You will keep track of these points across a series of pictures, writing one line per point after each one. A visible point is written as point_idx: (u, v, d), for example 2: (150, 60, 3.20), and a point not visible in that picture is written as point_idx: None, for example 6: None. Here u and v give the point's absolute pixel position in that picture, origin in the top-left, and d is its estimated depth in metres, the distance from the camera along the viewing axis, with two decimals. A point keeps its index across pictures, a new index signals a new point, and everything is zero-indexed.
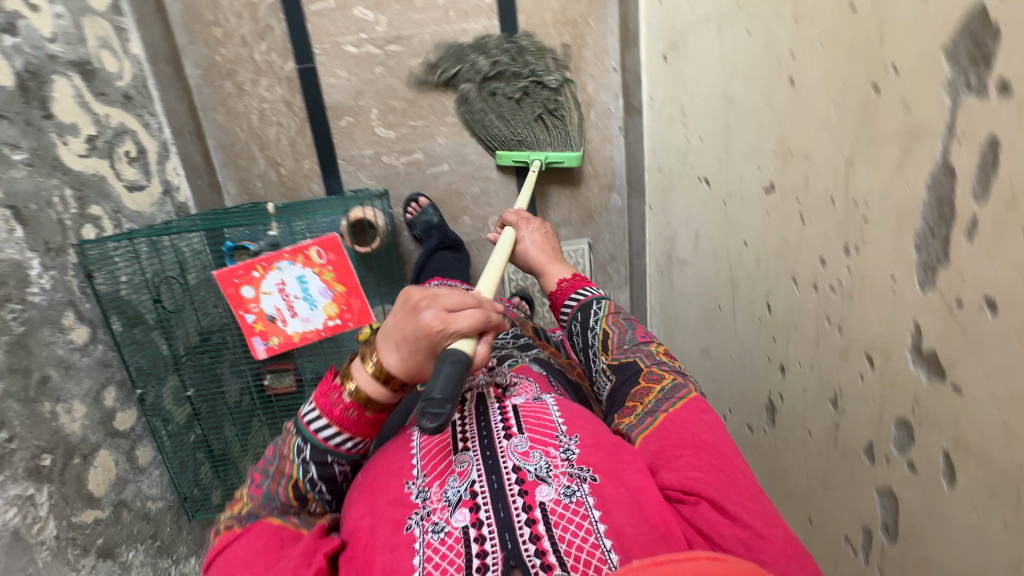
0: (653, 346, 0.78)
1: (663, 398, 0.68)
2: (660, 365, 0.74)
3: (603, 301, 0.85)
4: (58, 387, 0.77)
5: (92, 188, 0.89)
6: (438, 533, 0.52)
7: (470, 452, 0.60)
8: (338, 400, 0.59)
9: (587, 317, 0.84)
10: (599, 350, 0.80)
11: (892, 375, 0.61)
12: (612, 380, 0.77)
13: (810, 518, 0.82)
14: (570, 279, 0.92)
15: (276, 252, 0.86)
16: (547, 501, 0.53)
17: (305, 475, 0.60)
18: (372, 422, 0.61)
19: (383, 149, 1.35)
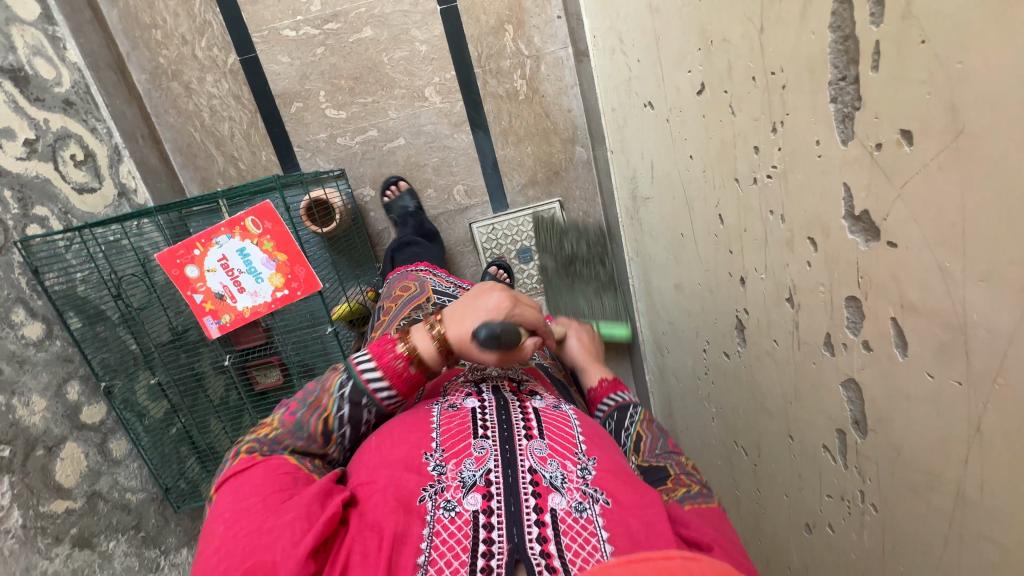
0: (687, 458, 0.69)
1: (689, 496, 0.61)
2: (689, 475, 0.65)
3: (641, 407, 0.78)
4: (12, 381, 0.79)
5: (35, 189, 0.91)
6: (449, 511, 0.53)
7: (489, 440, 0.62)
8: (393, 355, 0.63)
9: (624, 417, 0.77)
10: (630, 452, 0.72)
11: (833, 251, 0.56)
12: (636, 478, 0.69)
13: (790, 435, 0.76)
14: (609, 382, 0.86)
15: (213, 227, 0.86)
16: (558, 509, 0.53)
17: (340, 412, 0.62)
18: (412, 381, 0.64)
19: (336, 130, 1.34)
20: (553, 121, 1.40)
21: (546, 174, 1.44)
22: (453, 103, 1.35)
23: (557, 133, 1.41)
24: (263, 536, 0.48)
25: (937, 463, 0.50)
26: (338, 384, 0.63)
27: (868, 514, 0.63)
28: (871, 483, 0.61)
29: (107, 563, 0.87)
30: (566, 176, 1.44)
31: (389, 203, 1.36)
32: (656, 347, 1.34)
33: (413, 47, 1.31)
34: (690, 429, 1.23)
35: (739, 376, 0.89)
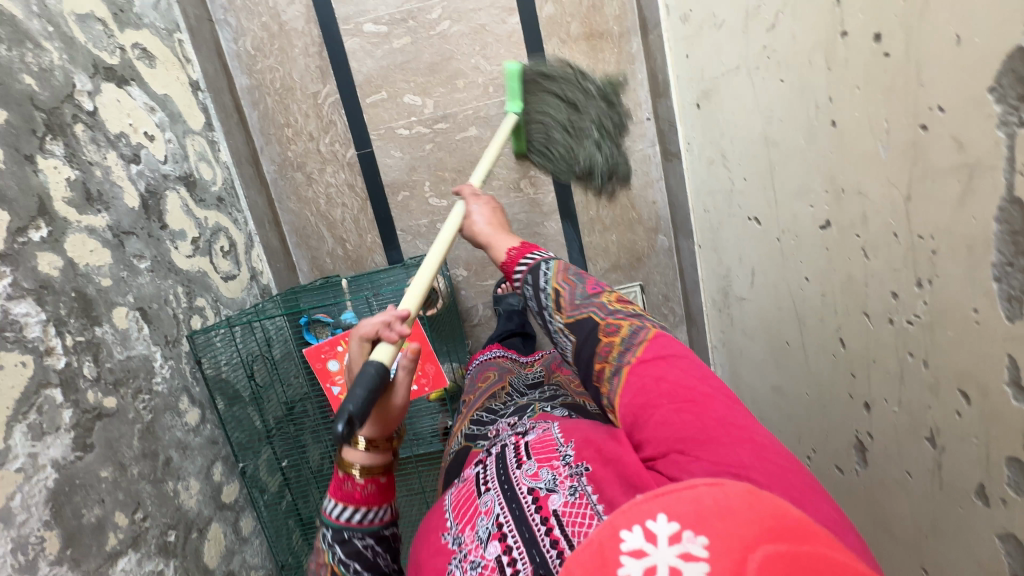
0: (604, 295, 0.65)
1: (626, 348, 0.59)
2: (616, 315, 0.62)
3: (552, 262, 0.70)
4: (178, 467, 0.86)
5: (197, 283, 1.02)
6: (475, 569, 0.53)
7: (491, 490, 0.60)
8: (349, 485, 0.58)
9: (538, 279, 0.69)
10: (554, 311, 0.66)
11: (992, 410, 0.59)
12: (572, 340, 0.64)
13: (924, 568, 0.76)
14: (519, 247, 0.76)
15: (356, 327, 0.95)
16: (558, 507, 0.54)
17: (336, 557, 0.56)
18: (387, 484, 0.59)
19: (437, 217, 1.45)
20: (638, 211, 1.48)
21: (628, 259, 1.50)
22: (545, 194, 1.45)
23: (641, 222, 1.48)
24: None
25: None
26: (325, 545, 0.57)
27: None
28: None
29: None
30: (647, 262, 1.51)
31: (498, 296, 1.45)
32: None
33: (513, 145, 1.42)
34: None
35: (853, 491, 0.90)
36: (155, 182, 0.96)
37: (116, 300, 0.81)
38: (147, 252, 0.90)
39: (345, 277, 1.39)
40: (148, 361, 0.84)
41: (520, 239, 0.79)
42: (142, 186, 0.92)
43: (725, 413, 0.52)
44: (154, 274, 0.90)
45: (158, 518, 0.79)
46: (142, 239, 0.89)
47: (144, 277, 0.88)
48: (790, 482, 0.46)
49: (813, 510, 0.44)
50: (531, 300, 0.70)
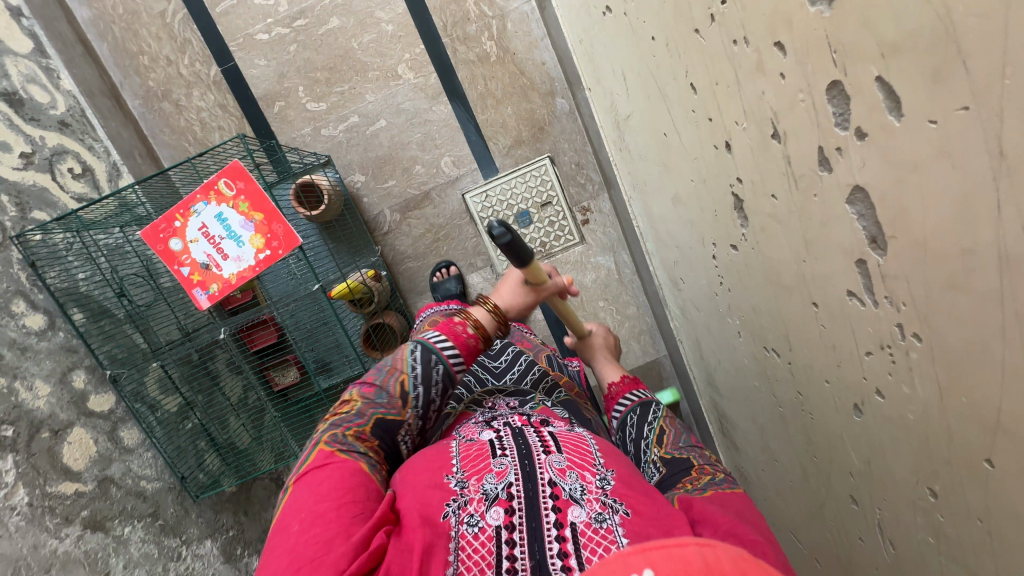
0: (705, 451, 0.80)
1: (714, 483, 0.70)
2: (711, 464, 0.76)
3: (661, 407, 0.93)
4: (14, 366, 0.84)
5: (32, 196, 0.97)
6: (472, 527, 0.58)
7: (508, 458, 0.66)
8: (460, 327, 0.73)
9: (646, 414, 0.92)
10: (653, 445, 0.84)
11: (801, 42, 0.50)
12: (661, 473, 0.78)
13: (814, 302, 0.67)
14: (621, 385, 1.05)
15: (189, 197, 0.87)
16: (578, 523, 0.58)
17: (414, 369, 0.70)
18: (473, 348, 0.73)
19: (319, 122, 1.37)
20: (529, 76, 1.39)
21: (530, 132, 1.42)
22: (427, 76, 1.37)
23: (535, 89, 1.39)
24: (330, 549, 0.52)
25: (967, 234, 0.41)
26: (410, 351, 0.71)
27: (914, 351, 0.53)
28: (907, 309, 0.51)
29: (122, 548, 0.89)
30: (551, 130, 1.42)
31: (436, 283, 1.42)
32: (672, 284, 1.27)
33: (379, 29, 1.34)
34: (724, 360, 1.14)
35: (749, 263, 0.81)
36: None
37: None
38: None
39: None
40: None
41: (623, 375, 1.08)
42: None
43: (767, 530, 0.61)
44: None
45: None
46: None
47: None
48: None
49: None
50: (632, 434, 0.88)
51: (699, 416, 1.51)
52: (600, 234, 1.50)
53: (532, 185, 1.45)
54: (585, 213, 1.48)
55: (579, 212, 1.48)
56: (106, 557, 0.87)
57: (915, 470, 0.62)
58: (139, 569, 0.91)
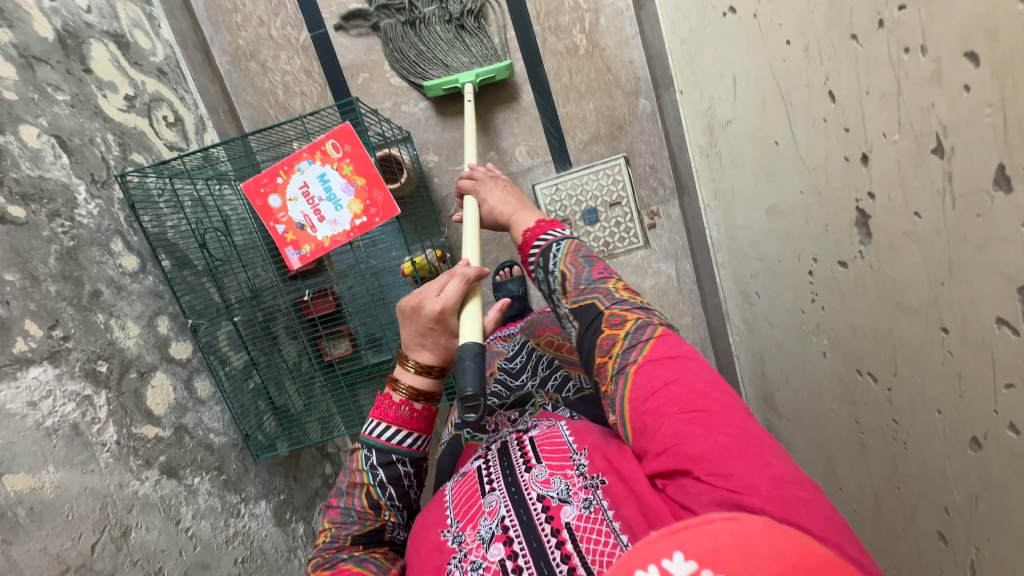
0: (610, 282, 0.75)
1: (630, 345, 0.65)
2: (620, 305, 0.71)
3: (563, 243, 0.83)
4: (111, 303, 0.80)
5: (133, 138, 0.96)
6: (477, 569, 0.63)
7: (496, 493, 0.71)
8: (389, 402, 0.76)
9: (548, 261, 0.82)
10: (560, 295, 0.78)
11: (1006, 54, 0.48)
12: (576, 324, 0.74)
13: (945, 327, 0.65)
14: (534, 227, 0.91)
15: (294, 154, 0.86)
16: (571, 520, 0.63)
17: (375, 478, 0.73)
18: (424, 417, 0.76)
19: (401, 98, 1.37)
20: (615, 74, 1.37)
21: (609, 129, 1.40)
22: (513, 63, 1.36)
23: (620, 87, 1.38)
24: None
25: None
26: (364, 458, 0.74)
27: None
28: None
29: (192, 497, 0.84)
30: (630, 130, 1.40)
31: (498, 282, 1.47)
32: (743, 297, 1.24)
33: None
34: (794, 379, 1.12)
35: (861, 282, 0.79)
36: (75, 25, 0.90)
37: (25, 118, 0.75)
38: (66, 87, 0.84)
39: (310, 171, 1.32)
40: (69, 190, 0.79)
41: (537, 219, 0.94)
42: (57, 22, 0.86)
43: (731, 424, 0.55)
44: (75, 110, 0.85)
45: (85, 345, 0.73)
46: (58, 72, 0.84)
47: (63, 109, 0.82)
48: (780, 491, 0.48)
49: (806, 522, 0.45)
50: (544, 280, 0.82)
51: None
52: (665, 240, 1.48)
53: (604, 183, 1.43)
54: (653, 217, 1.46)
55: (647, 215, 1.46)
56: (178, 504, 0.80)
57: None
58: (205, 520, 0.85)
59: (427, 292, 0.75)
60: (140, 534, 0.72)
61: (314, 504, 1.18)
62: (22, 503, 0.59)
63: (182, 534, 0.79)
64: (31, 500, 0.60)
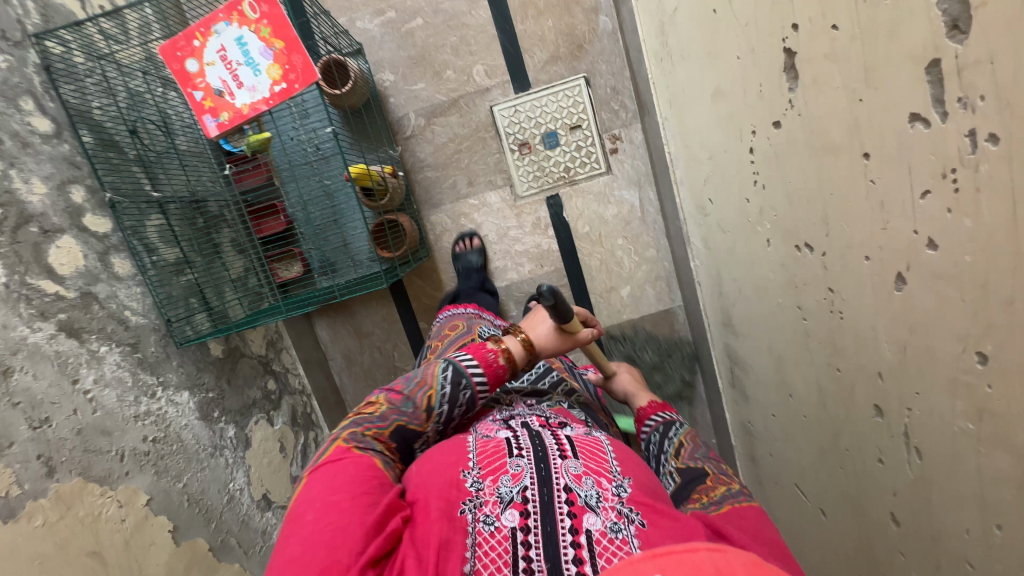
0: (726, 465, 0.76)
1: (730, 495, 0.67)
2: (730, 478, 0.72)
3: (684, 424, 0.88)
4: (13, 156, 0.77)
5: (58, 14, 0.94)
6: (489, 525, 0.60)
7: (524, 459, 0.68)
8: (490, 351, 0.79)
9: (667, 430, 0.87)
10: (671, 456, 0.81)
11: None
12: (677, 481, 0.76)
13: (866, 152, 0.60)
14: (650, 406, 0.98)
15: (211, 16, 0.84)
16: (593, 530, 0.58)
17: (443, 387, 0.75)
18: (498, 377, 0.79)
19: (355, 14, 1.36)
20: None
21: (568, 48, 1.37)
22: None
23: (579, 4, 1.35)
24: (337, 531, 0.55)
25: None
26: (440, 370, 0.77)
27: (986, 163, 0.46)
28: (986, 104, 0.44)
29: (96, 363, 0.81)
30: (590, 49, 1.37)
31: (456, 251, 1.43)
32: (698, 210, 1.20)
33: None
34: (745, 286, 1.07)
35: (792, 138, 0.74)
36: None
37: None
38: None
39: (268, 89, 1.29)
40: None
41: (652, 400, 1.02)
42: None
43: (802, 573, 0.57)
44: None
45: None
46: None
47: None
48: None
49: None
50: (654, 447, 0.86)
51: (710, 367, 1.45)
52: (627, 165, 1.43)
53: (564, 105, 1.39)
54: (615, 141, 1.42)
55: (608, 139, 1.42)
56: (77, 365, 0.77)
57: (959, 337, 0.55)
58: (111, 390, 0.82)
59: None
60: (24, 379, 0.69)
61: (250, 413, 1.14)
62: None
63: (79, 394, 0.76)
64: None
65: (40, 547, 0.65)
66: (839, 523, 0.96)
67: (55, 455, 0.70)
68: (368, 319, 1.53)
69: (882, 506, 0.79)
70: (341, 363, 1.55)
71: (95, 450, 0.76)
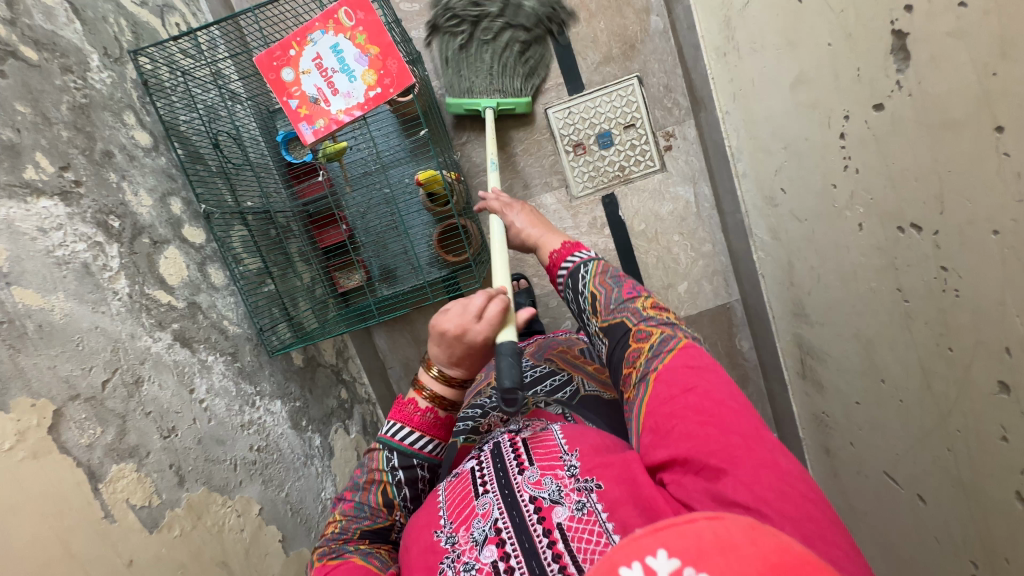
0: (639, 301, 0.75)
1: (653, 354, 0.67)
2: (648, 322, 0.72)
3: (591, 263, 0.81)
4: (123, 168, 0.78)
5: (145, 31, 0.96)
6: (470, 570, 0.61)
7: (490, 495, 0.67)
8: (411, 407, 0.76)
9: (577, 282, 0.81)
10: (590, 313, 0.78)
11: None
12: (605, 341, 0.76)
13: (999, 125, 0.61)
14: (561, 248, 0.89)
15: (307, 25, 0.85)
16: (563, 522, 0.61)
17: (394, 476, 0.75)
18: (445, 422, 0.77)
19: (410, 24, 1.38)
20: None
21: (621, 49, 1.39)
22: None
23: (630, 5, 1.38)
24: None
25: None
26: (385, 458, 0.75)
27: None
28: None
29: (206, 373, 0.81)
30: (642, 49, 1.39)
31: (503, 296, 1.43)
32: (766, 201, 1.20)
33: None
34: (824, 273, 1.07)
35: (900, 119, 0.75)
36: None
37: None
38: None
39: None
40: (82, 54, 0.78)
41: (566, 239, 0.91)
42: None
43: (750, 427, 0.57)
44: None
45: (97, 196, 0.71)
46: None
47: None
48: (797, 495, 0.51)
49: (806, 526, 0.49)
50: (573, 300, 0.82)
51: (775, 359, 1.44)
52: (682, 161, 1.44)
53: (617, 105, 1.41)
54: (668, 138, 1.43)
55: (662, 137, 1.43)
56: (192, 374, 0.77)
57: None
58: (219, 399, 0.81)
59: (462, 315, 0.70)
60: (152, 389, 0.69)
61: (330, 422, 1.14)
62: (31, 318, 0.57)
63: (196, 403, 0.76)
64: (40, 318, 0.58)
65: (179, 557, 0.65)
66: (944, 507, 0.95)
67: (183, 464, 0.70)
68: (426, 326, 1.53)
69: (1006, 486, 0.78)
70: (399, 371, 1.55)
71: (213, 460, 0.76)
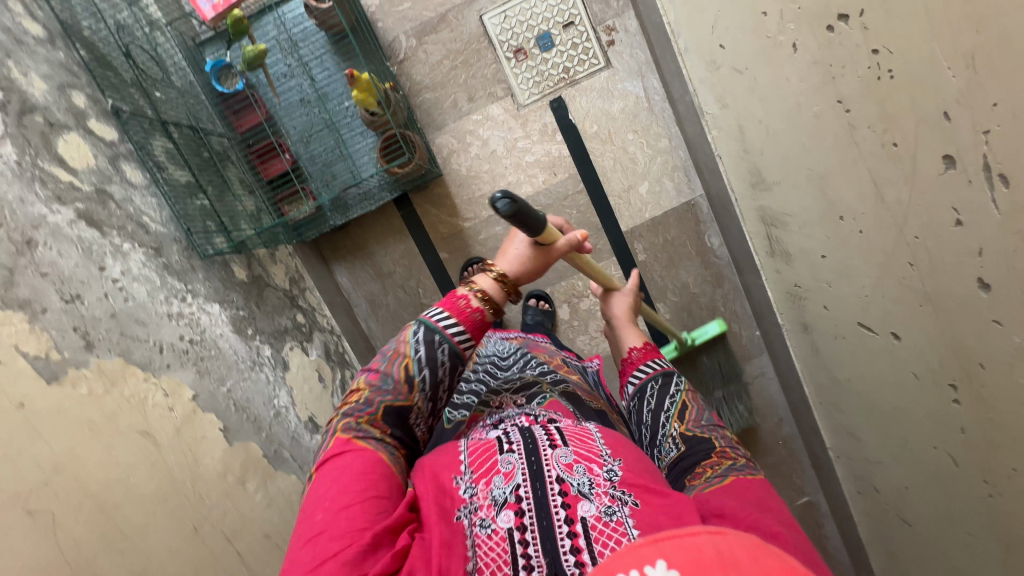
0: (728, 434, 0.73)
1: (734, 467, 0.65)
2: (733, 449, 0.70)
3: (681, 380, 0.82)
4: (8, 48, 0.76)
5: None
6: (485, 529, 0.56)
7: (514, 454, 0.62)
8: (463, 303, 0.67)
9: (664, 391, 0.81)
10: (672, 418, 0.76)
11: None
12: (680, 448, 0.71)
13: None
14: (641, 348, 0.91)
15: None
16: (588, 517, 0.54)
17: (416, 352, 0.65)
18: (477, 322, 0.68)
19: None
20: None
21: None
22: None
23: None
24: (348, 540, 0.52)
25: None
26: (411, 333, 0.67)
27: None
28: None
29: (122, 257, 0.77)
30: None
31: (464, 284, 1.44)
32: (709, 67, 1.16)
33: None
34: (771, 121, 1.03)
35: None
36: None
37: None
38: None
39: (251, 21, 1.26)
40: None
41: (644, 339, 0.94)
42: None
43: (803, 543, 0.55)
44: None
45: None
46: None
47: None
48: None
49: None
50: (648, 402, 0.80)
51: (744, 247, 1.40)
52: (626, 55, 1.41)
53: (552, 3, 1.37)
54: (609, 32, 1.40)
55: (603, 31, 1.40)
56: (103, 254, 0.74)
57: None
58: (139, 284, 0.78)
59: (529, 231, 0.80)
60: (49, 254, 0.67)
61: (283, 338, 1.10)
62: None
63: (108, 280, 0.73)
64: None
65: (87, 415, 0.63)
66: (917, 335, 0.90)
67: (92, 331, 0.68)
68: (387, 259, 1.48)
69: (968, 276, 0.74)
70: (367, 308, 1.50)
71: (133, 337, 0.73)
